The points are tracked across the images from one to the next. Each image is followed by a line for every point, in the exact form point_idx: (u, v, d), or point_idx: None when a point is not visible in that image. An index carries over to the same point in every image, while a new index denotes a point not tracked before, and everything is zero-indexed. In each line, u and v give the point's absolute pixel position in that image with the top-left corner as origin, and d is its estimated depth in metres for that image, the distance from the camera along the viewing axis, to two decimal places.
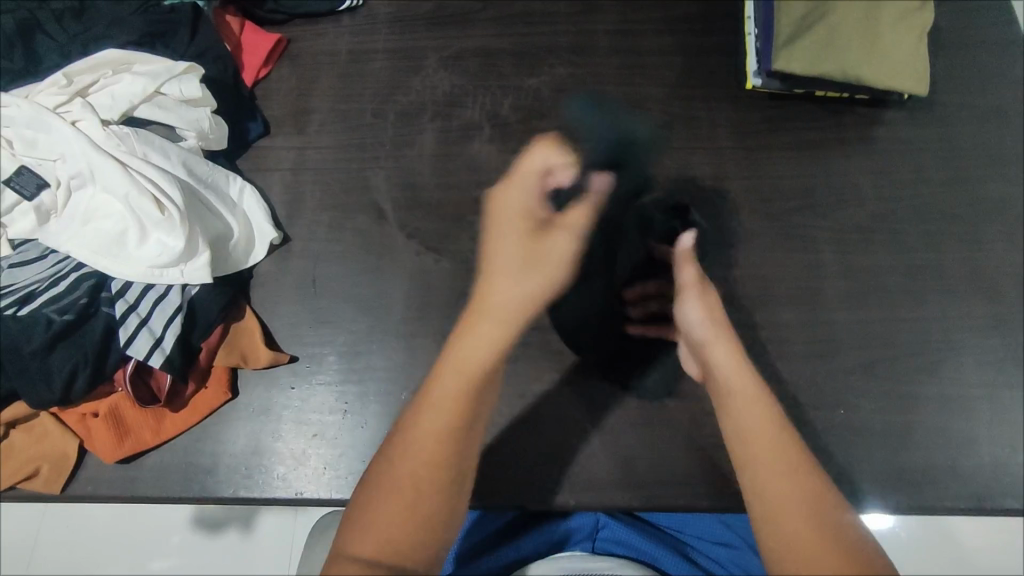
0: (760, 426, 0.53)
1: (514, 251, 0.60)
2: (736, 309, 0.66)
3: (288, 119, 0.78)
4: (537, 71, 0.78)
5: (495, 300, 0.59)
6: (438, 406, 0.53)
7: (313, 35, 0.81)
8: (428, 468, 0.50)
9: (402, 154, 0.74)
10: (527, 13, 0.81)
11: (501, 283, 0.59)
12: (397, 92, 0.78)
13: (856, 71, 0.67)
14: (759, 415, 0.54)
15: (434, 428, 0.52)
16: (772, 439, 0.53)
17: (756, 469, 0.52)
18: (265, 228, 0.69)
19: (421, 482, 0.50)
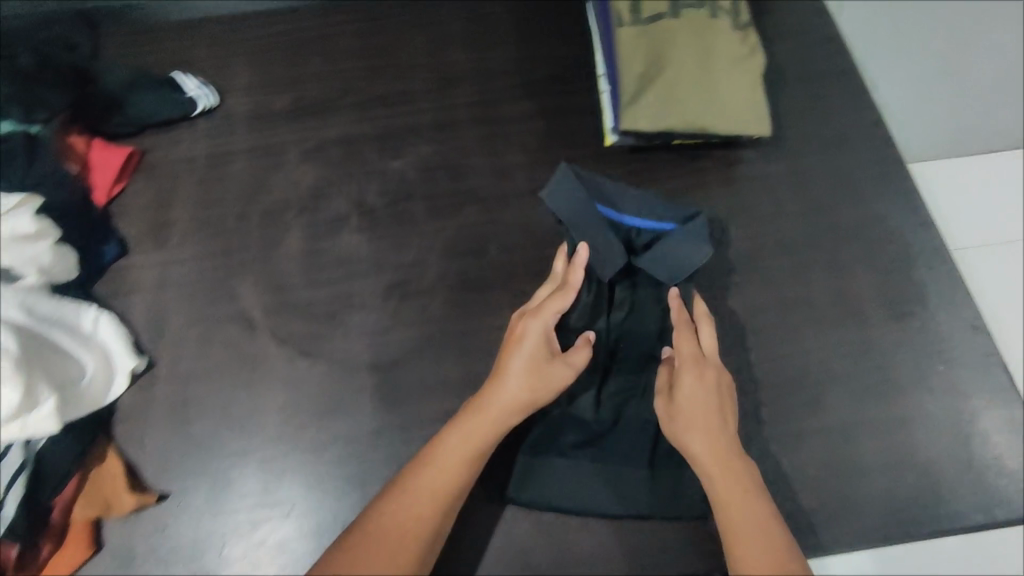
0: (755, 526, 0.52)
1: (523, 377, 0.57)
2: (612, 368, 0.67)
3: (146, 234, 0.74)
4: (401, 153, 0.77)
5: (505, 399, 0.57)
6: (453, 455, 0.55)
7: (169, 143, 0.79)
8: (421, 517, 0.53)
9: (269, 255, 0.72)
10: (387, 96, 0.81)
11: (510, 387, 0.57)
12: (260, 193, 0.76)
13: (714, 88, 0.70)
14: (759, 517, 0.52)
15: (436, 481, 0.54)
16: (757, 521, 0.52)
17: (742, 558, 0.51)
18: (123, 354, 0.66)
19: (410, 526, 0.52)
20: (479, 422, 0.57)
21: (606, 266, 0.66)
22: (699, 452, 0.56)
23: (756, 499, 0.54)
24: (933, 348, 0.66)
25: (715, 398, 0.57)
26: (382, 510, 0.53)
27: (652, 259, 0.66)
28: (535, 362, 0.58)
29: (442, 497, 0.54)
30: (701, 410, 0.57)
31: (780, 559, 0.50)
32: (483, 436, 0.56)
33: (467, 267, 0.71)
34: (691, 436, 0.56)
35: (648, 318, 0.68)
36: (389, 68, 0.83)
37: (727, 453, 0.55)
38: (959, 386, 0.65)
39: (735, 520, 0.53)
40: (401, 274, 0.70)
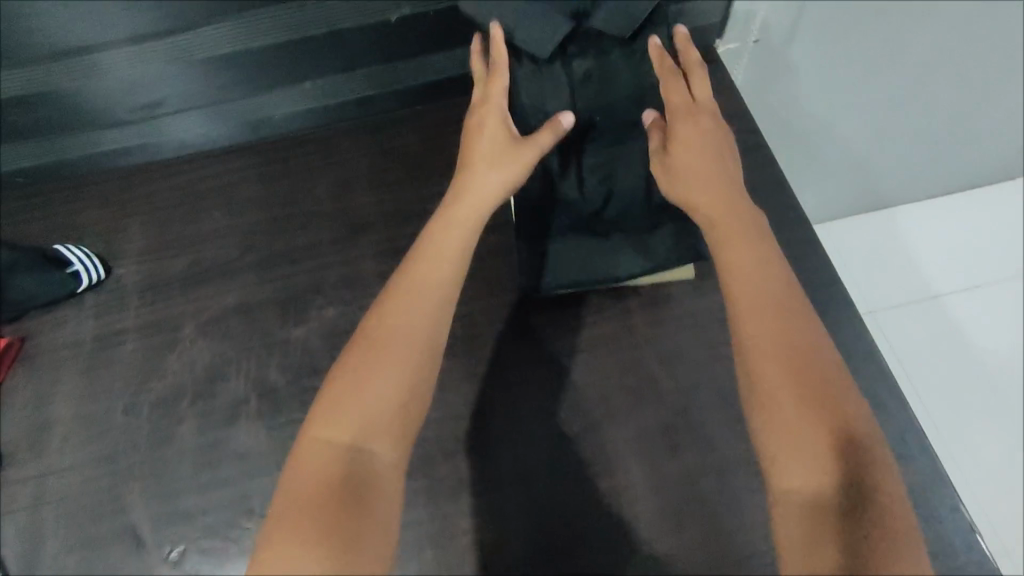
0: (793, 330, 0.46)
1: (501, 169, 0.55)
2: (539, 560, 0.60)
3: (24, 441, 0.67)
4: (305, 318, 0.71)
5: (481, 196, 0.54)
6: (444, 258, 0.51)
7: (53, 326, 0.73)
8: (417, 319, 0.48)
9: (159, 456, 0.65)
10: (290, 251, 0.76)
11: (486, 180, 0.54)
12: (150, 377, 0.69)
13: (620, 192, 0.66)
14: (800, 324, 0.46)
15: (405, 324, 0.47)
16: (805, 337, 0.45)
17: (756, 339, 0.46)
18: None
19: (412, 335, 0.47)
20: (444, 237, 0.52)
21: (537, 48, 0.59)
22: (710, 243, 0.52)
23: (798, 321, 0.46)
24: None
25: (715, 163, 0.54)
26: (383, 314, 0.48)
27: (607, 32, 0.61)
28: (501, 150, 0.55)
29: (433, 298, 0.49)
30: (714, 193, 0.53)
31: (817, 370, 0.44)
32: (458, 239, 0.52)
33: None
34: (678, 185, 0.55)
35: (620, 85, 0.63)
36: (293, 217, 0.78)
37: (749, 232, 0.50)
38: (929, 551, 0.58)
39: (762, 343, 0.45)
40: None
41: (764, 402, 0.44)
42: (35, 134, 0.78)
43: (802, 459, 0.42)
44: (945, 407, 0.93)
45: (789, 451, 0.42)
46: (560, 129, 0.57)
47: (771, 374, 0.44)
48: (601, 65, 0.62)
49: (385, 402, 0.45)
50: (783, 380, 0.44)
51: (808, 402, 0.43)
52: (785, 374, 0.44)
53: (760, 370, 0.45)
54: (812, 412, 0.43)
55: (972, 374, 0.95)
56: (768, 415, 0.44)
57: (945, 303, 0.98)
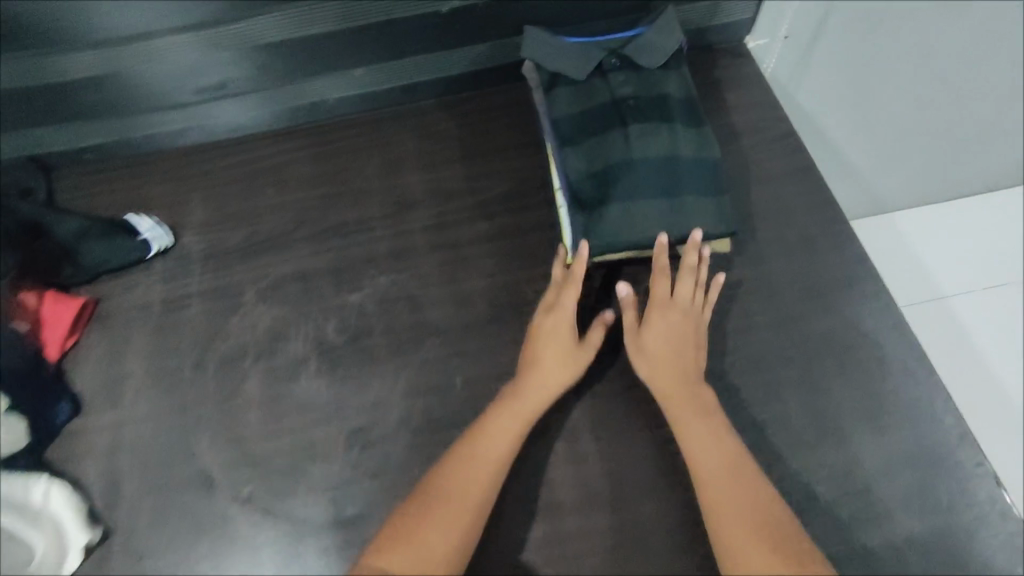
0: (734, 479, 0.58)
1: (562, 350, 0.66)
2: (580, 511, 0.64)
3: (101, 392, 0.72)
4: (359, 286, 0.76)
5: (542, 363, 0.65)
6: (508, 428, 0.62)
7: (123, 289, 0.78)
8: (479, 485, 0.59)
9: (228, 408, 0.70)
10: (343, 225, 0.81)
11: (546, 355, 0.65)
12: (216, 337, 0.74)
13: (664, 164, 0.69)
14: (751, 479, 0.58)
15: (459, 490, 0.59)
16: (762, 497, 0.57)
17: (718, 495, 0.57)
18: (74, 521, 0.64)
19: (470, 497, 0.59)
20: (500, 424, 0.62)
21: (576, 71, 0.75)
22: (652, 375, 0.64)
23: (757, 491, 0.58)
24: (919, 466, 0.63)
25: (683, 350, 0.65)
26: (448, 474, 0.60)
27: (640, 61, 0.76)
28: (563, 330, 0.66)
29: (496, 462, 0.61)
30: (666, 350, 0.65)
31: (768, 518, 0.56)
32: (533, 404, 0.63)
33: (430, 405, 0.69)
34: (642, 367, 0.65)
35: (648, 89, 0.75)
36: (346, 194, 0.83)
37: (727, 459, 0.59)
38: (949, 506, 0.62)
39: (713, 492, 0.58)
40: (364, 418, 0.68)
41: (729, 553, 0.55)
42: (89, 112, 0.82)
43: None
44: (959, 406, 0.98)
45: None
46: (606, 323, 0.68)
47: (741, 549, 0.55)
48: (630, 77, 0.75)
49: (454, 539, 0.57)
50: (739, 526, 0.56)
51: (756, 534, 0.55)
52: (736, 508, 0.57)
53: (725, 522, 0.56)
54: (761, 540, 0.55)
55: (973, 374, 0.99)
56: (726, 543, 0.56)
57: (950, 304, 1.02)
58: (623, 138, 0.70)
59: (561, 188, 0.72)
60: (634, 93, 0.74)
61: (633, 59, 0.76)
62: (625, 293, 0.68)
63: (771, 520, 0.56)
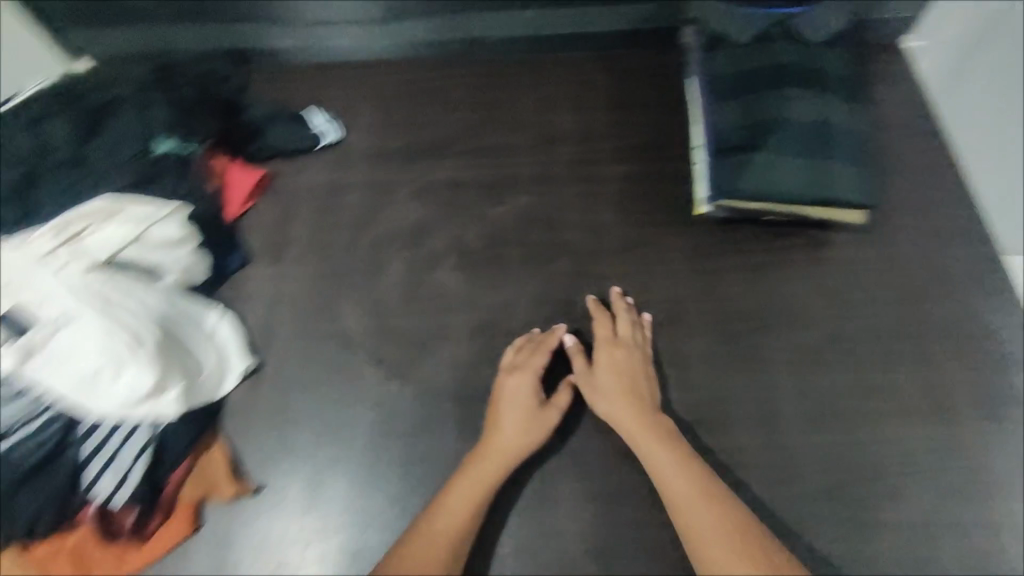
0: (706, 505, 0.60)
1: (517, 421, 0.67)
2: (680, 430, 0.69)
3: (267, 251, 0.83)
4: (501, 201, 0.83)
5: (495, 446, 0.66)
6: (467, 492, 0.63)
7: (295, 170, 0.89)
8: (449, 543, 0.61)
9: (373, 282, 0.79)
10: (493, 147, 0.88)
11: (505, 438, 0.66)
12: (370, 222, 0.83)
13: (810, 132, 0.74)
14: (723, 502, 0.60)
15: (433, 551, 0.60)
16: (731, 517, 0.59)
17: (693, 523, 0.59)
18: (236, 346, 0.74)
19: (440, 559, 0.60)
20: (467, 486, 0.64)
21: (739, 32, 0.80)
22: (621, 416, 0.66)
23: (727, 514, 0.59)
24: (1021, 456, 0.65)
25: (620, 394, 0.67)
26: (420, 537, 0.61)
27: (804, 33, 0.80)
28: (525, 398, 0.68)
29: (468, 520, 0.62)
30: (620, 390, 0.68)
31: (739, 531, 0.58)
32: (484, 470, 0.65)
33: (553, 314, 0.76)
34: (599, 405, 0.68)
35: (809, 58, 0.78)
36: (498, 120, 0.90)
37: (689, 481, 0.61)
38: None
39: (693, 526, 0.59)
40: (492, 313, 0.76)
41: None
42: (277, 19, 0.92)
43: None
44: None
45: None
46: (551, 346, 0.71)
47: (714, 572, 0.57)
48: (793, 45, 0.79)
49: None
50: (714, 546, 0.57)
51: (733, 553, 0.57)
52: (712, 538, 0.58)
53: (707, 546, 0.58)
54: (738, 555, 0.57)
55: None
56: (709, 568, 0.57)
57: None
58: (774, 92, 0.76)
59: (706, 140, 0.78)
60: (795, 59, 0.77)
61: (798, 31, 0.80)
62: (569, 340, 0.72)
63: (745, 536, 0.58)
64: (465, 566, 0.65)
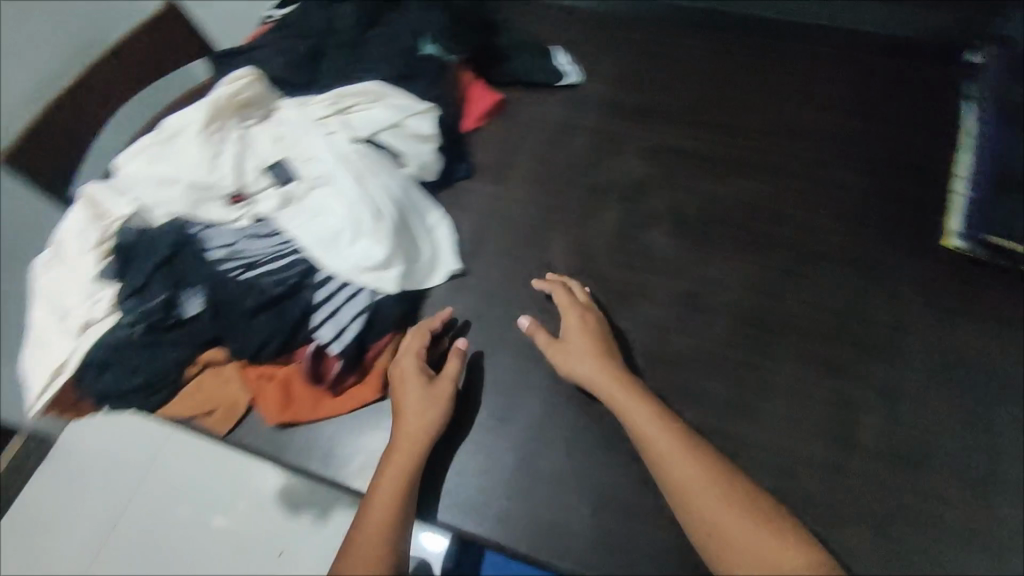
0: (684, 458, 0.60)
1: (418, 412, 0.66)
2: (881, 459, 0.64)
3: (491, 168, 0.86)
4: (729, 181, 0.82)
5: (408, 434, 0.65)
6: (390, 476, 0.63)
7: (530, 101, 0.91)
8: (381, 530, 0.60)
9: (585, 225, 0.81)
10: (731, 125, 0.86)
11: (407, 424, 0.65)
12: (594, 168, 0.85)
13: None
14: (690, 457, 0.60)
15: (369, 537, 0.60)
16: (698, 473, 0.59)
17: (674, 475, 0.59)
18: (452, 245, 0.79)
19: (378, 545, 0.59)
20: (390, 477, 0.63)
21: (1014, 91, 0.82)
22: (589, 377, 0.67)
23: (710, 468, 0.59)
24: None
25: (576, 333, 0.70)
26: (366, 519, 0.61)
27: None
28: (417, 383, 0.68)
29: (387, 511, 0.61)
30: (594, 350, 0.68)
31: (710, 474, 0.59)
32: (403, 460, 0.63)
33: (761, 304, 0.73)
34: (576, 372, 0.68)
35: None
36: (743, 99, 0.88)
37: (636, 415, 0.63)
38: None
39: (675, 477, 0.59)
40: (698, 286, 0.75)
41: (702, 525, 0.57)
42: None
43: (731, 538, 0.56)
44: None
45: (728, 539, 0.56)
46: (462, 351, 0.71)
47: (692, 495, 0.58)
48: None
49: None
50: (694, 491, 0.58)
51: (712, 497, 0.58)
52: (695, 489, 0.58)
53: (693, 501, 0.58)
54: (720, 501, 0.58)
55: None
56: (698, 519, 0.57)
57: None
58: None
59: (969, 177, 0.78)
60: None
61: None
62: (527, 322, 0.73)
63: (721, 487, 0.58)
64: (625, 516, 0.63)
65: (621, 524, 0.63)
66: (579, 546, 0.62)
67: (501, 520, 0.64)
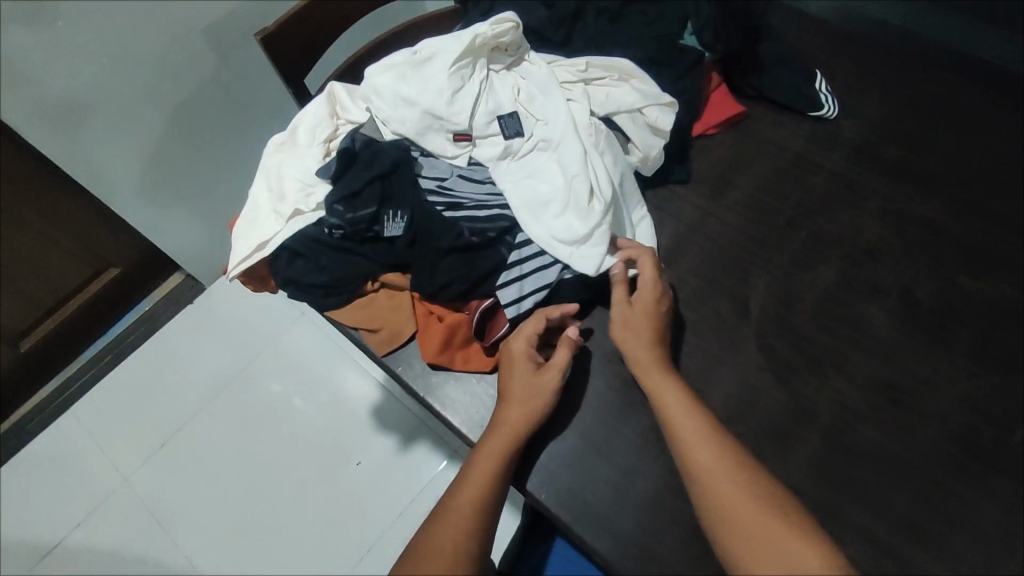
0: (724, 476, 0.57)
1: (523, 401, 0.64)
2: None
3: (710, 180, 0.80)
4: (978, 277, 0.72)
5: (507, 418, 0.64)
6: (485, 458, 0.62)
7: (771, 122, 0.84)
8: (469, 505, 0.61)
9: (796, 272, 0.74)
10: (997, 216, 0.76)
11: (508, 409, 0.64)
12: (822, 214, 0.77)
13: None
14: (731, 476, 0.57)
15: (458, 510, 0.61)
16: (733, 489, 0.56)
17: (703, 486, 0.57)
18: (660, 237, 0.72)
19: (466, 520, 0.60)
20: (483, 456, 0.63)
21: None
22: (632, 351, 0.65)
23: (749, 489, 0.56)
24: None
25: (644, 304, 0.66)
26: (455, 493, 0.62)
27: None
28: (521, 369, 0.66)
29: (479, 490, 0.61)
30: (644, 321, 0.65)
31: (752, 496, 0.56)
32: (498, 442, 0.63)
33: (976, 424, 0.64)
34: (627, 345, 0.65)
35: None
36: (1020, 193, 0.77)
37: (669, 399, 0.62)
38: None
39: (708, 489, 0.57)
40: (907, 379, 0.67)
41: (719, 512, 0.56)
42: None
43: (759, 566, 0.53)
44: None
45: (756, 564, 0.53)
46: (573, 344, 0.67)
47: (723, 513, 0.55)
48: None
49: (457, 559, 0.59)
50: (727, 510, 0.55)
51: (748, 519, 0.55)
52: (728, 505, 0.56)
53: (724, 520, 0.55)
54: (758, 528, 0.54)
55: None
56: (730, 542, 0.55)
57: None
58: None
59: None
60: None
61: None
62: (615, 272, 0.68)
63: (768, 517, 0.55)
64: None
65: None
66: None
67: (624, 542, 0.62)
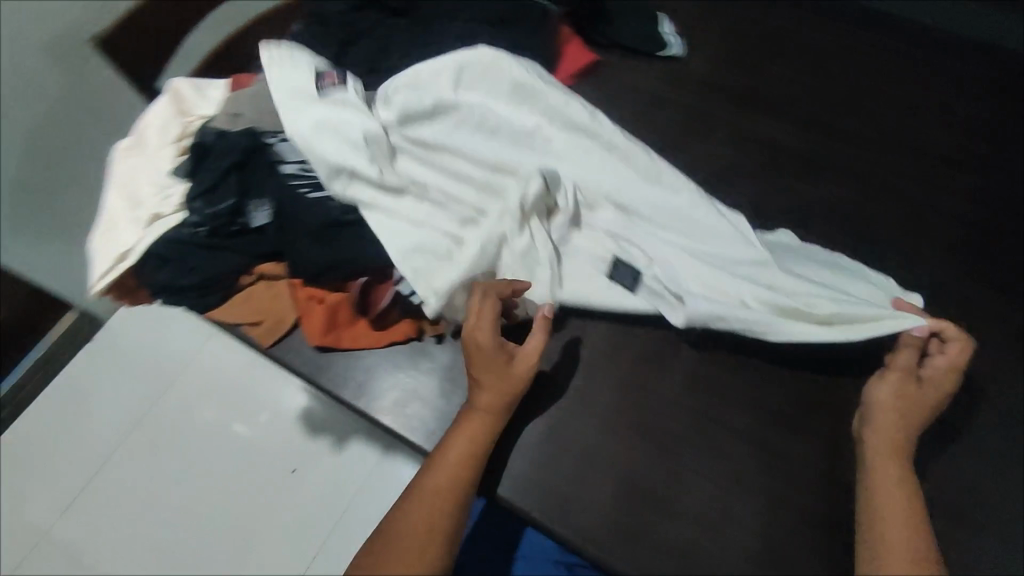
0: (905, 514, 0.59)
1: (499, 389, 0.64)
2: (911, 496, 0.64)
3: None
4: (820, 185, 0.78)
5: (484, 402, 0.64)
6: (461, 439, 0.63)
7: (624, 65, 0.87)
8: (444, 489, 0.62)
9: None
10: (832, 127, 0.82)
11: (484, 393, 0.64)
12: (680, 146, 0.81)
13: None
14: (916, 512, 0.59)
15: (432, 492, 0.62)
16: (908, 521, 0.58)
17: (887, 524, 0.58)
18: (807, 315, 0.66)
19: (441, 502, 0.62)
20: (461, 438, 0.63)
21: None
22: (873, 403, 0.65)
23: (896, 503, 0.59)
24: None
25: (912, 380, 0.64)
26: (426, 475, 0.63)
27: None
28: (502, 365, 0.64)
29: (455, 473, 0.62)
30: (912, 395, 0.64)
31: (913, 517, 0.59)
32: (475, 425, 0.64)
33: None
34: (877, 393, 0.65)
35: None
36: (850, 104, 0.84)
37: (883, 435, 0.63)
38: None
39: (885, 513, 0.59)
40: None
41: (874, 533, 0.59)
42: None
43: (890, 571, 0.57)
44: None
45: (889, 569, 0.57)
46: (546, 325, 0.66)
47: (885, 532, 0.58)
48: None
49: (432, 541, 0.61)
50: (896, 541, 0.58)
51: (903, 542, 0.58)
52: (900, 538, 0.58)
53: (885, 538, 0.58)
54: (905, 549, 0.57)
55: None
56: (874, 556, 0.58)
57: None
58: None
59: None
60: None
61: None
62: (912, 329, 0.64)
63: (909, 530, 0.58)
64: (645, 501, 0.64)
65: (642, 509, 0.64)
66: (592, 519, 0.64)
67: (521, 481, 0.66)
